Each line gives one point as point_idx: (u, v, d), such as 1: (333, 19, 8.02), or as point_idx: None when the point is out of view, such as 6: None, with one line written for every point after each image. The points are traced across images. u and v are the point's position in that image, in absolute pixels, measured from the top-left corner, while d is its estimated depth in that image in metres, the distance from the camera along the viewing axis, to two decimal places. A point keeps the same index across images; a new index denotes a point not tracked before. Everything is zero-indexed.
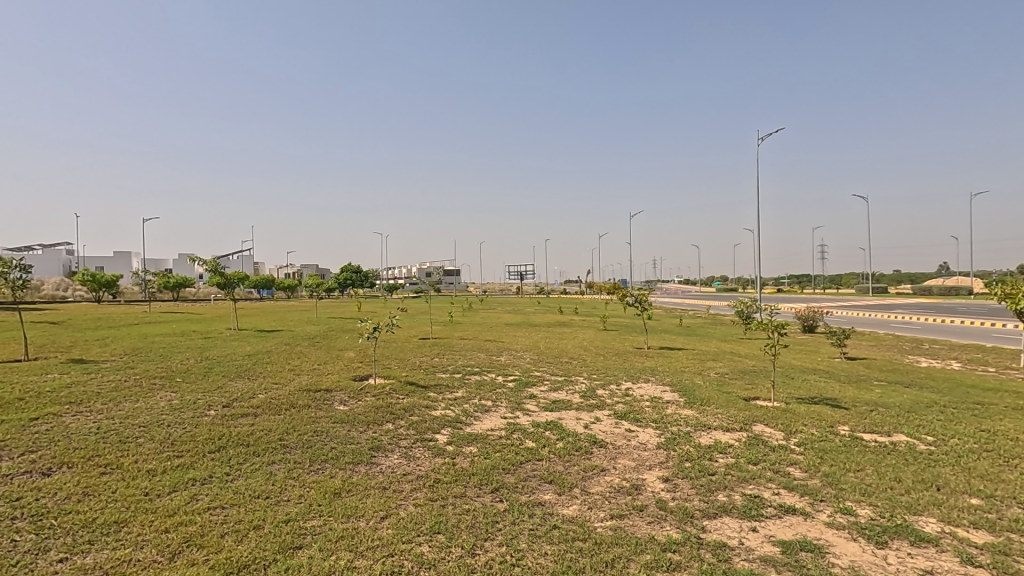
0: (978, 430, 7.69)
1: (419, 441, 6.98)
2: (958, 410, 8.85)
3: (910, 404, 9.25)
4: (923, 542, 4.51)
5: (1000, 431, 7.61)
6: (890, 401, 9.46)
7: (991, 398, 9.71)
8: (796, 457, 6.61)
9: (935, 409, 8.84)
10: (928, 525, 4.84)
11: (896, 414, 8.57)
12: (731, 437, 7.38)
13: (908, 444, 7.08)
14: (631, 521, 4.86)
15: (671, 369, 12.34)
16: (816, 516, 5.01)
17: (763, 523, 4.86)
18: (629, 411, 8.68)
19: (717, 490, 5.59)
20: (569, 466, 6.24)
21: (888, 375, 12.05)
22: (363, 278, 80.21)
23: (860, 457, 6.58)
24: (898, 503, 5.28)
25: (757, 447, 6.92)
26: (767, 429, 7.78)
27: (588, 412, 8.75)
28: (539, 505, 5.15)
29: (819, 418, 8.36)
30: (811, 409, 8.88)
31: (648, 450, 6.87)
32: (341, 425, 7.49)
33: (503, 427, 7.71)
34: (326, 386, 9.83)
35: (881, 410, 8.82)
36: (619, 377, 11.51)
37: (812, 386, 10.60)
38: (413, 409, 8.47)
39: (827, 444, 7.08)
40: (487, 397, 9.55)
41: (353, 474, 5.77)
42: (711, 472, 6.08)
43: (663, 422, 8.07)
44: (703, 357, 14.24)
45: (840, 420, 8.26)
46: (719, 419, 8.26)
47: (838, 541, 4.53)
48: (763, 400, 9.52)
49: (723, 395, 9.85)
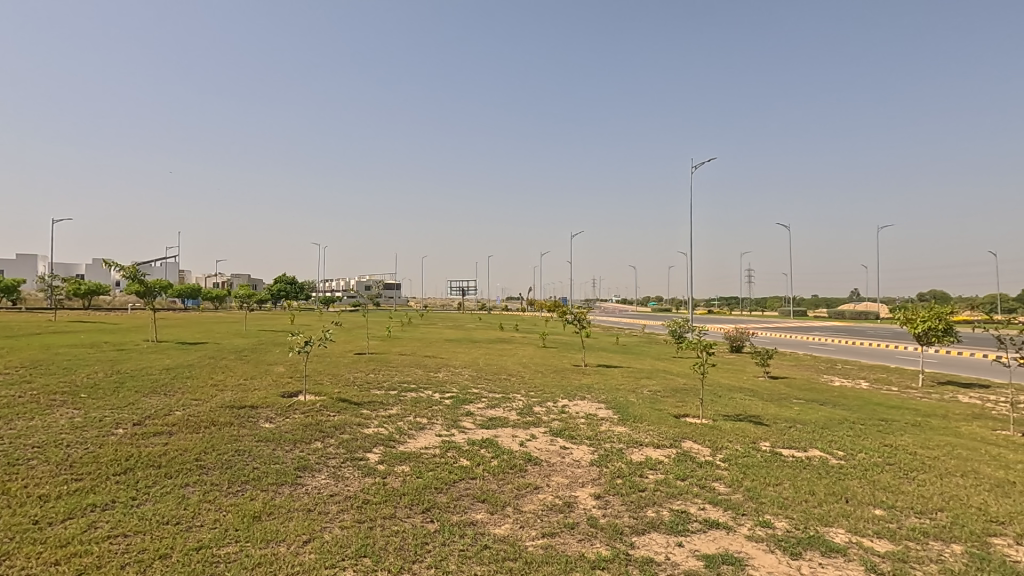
0: (882, 445, 8.29)
1: (349, 460, 6.74)
2: (865, 426, 9.52)
3: (823, 421, 9.82)
4: (833, 552, 4.78)
5: (901, 446, 8.24)
6: (807, 418, 10.03)
7: (893, 415, 10.53)
8: (721, 472, 6.88)
9: (846, 426, 9.47)
10: (838, 535, 5.14)
11: (812, 430, 9.11)
12: (661, 453, 7.59)
13: (821, 459, 7.53)
14: (561, 539, 4.87)
15: (607, 387, 12.59)
16: (737, 530, 5.21)
17: (689, 538, 5.00)
18: (564, 429, 8.76)
19: (646, 505, 5.72)
20: (503, 485, 6.20)
21: (806, 394, 12.81)
22: (298, 291, 77.27)
23: (779, 472, 6.93)
24: (811, 515, 5.59)
25: (685, 463, 7.14)
26: (695, 446, 8.08)
27: (524, 429, 8.75)
28: (471, 525, 5.07)
29: (743, 434, 8.77)
30: (736, 426, 9.29)
31: (582, 467, 6.94)
32: (265, 444, 7.11)
33: (438, 445, 7.57)
34: (251, 403, 9.34)
35: (798, 427, 9.34)
36: (556, 394, 11.61)
37: (737, 404, 11.12)
38: (344, 427, 8.17)
39: (750, 459, 7.43)
40: (422, 414, 9.35)
41: (276, 497, 5.47)
42: (641, 488, 6.21)
43: (597, 439, 8.19)
44: (637, 374, 14.66)
45: (762, 436, 8.70)
46: (650, 435, 8.50)
47: (757, 553, 4.72)
48: (693, 418, 9.85)
49: (655, 412, 10.16)
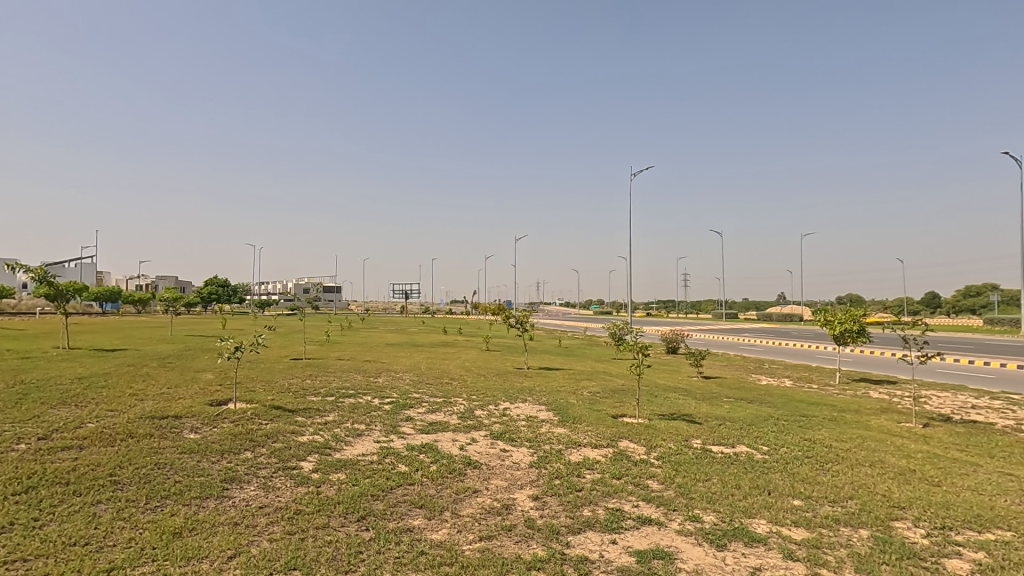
0: (802, 439, 8.84)
1: (281, 470, 6.49)
2: (787, 422, 10.12)
3: (751, 418, 10.35)
4: (754, 542, 5.05)
5: (818, 440, 8.81)
6: (736, 415, 10.55)
7: (812, 411, 11.25)
8: (655, 470, 7.12)
9: (770, 422, 10.03)
10: (760, 526, 5.43)
11: (739, 427, 9.59)
12: (599, 453, 7.77)
13: (747, 454, 7.94)
14: (499, 542, 4.89)
15: (548, 389, 12.76)
16: (668, 525, 5.40)
17: (623, 535, 5.14)
18: (505, 431, 8.79)
19: (583, 505, 5.83)
20: (441, 489, 6.15)
21: (735, 393, 13.47)
22: (231, 294, 73.70)
23: (708, 468, 7.25)
24: (737, 508, 5.88)
25: (621, 462, 7.34)
26: (631, 444, 8.32)
27: (465, 433, 8.71)
28: (407, 532, 5.00)
29: (676, 432, 9.11)
30: (670, 424, 9.64)
31: (521, 469, 6.99)
32: (189, 456, 6.73)
33: (375, 452, 7.42)
34: (175, 412, 8.81)
35: (727, 424, 9.81)
36: (498, 397, 11.64)
37: (672, 403, 11.55)
38: (276, 436, 7.85)
39: (682, 456, 7.73)
40: (360, 420, 9.13)
41: (199, 511, 5.19)
42: (578, 488, 6.33)
43: (536, 441, 8.28)
44: (578, 376, 14.94)
45: (694, 434, 9.07)
46: (588, 436, 8.67)
47: (685, 547, 4.92)
48: (630, 418, 10.14)
49: (594, 413, 10.38)
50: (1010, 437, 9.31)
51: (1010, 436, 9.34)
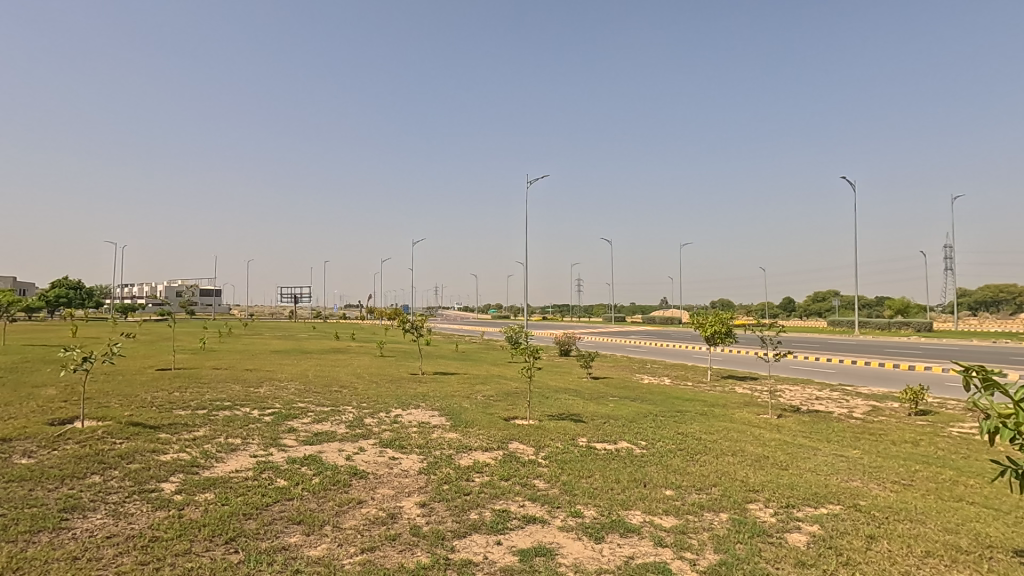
0: (676, 433, 9.57)
1: (137, 493, 5.84)
2: (664, 418, 10.91)
3: (632, 416, 11.01)
4: (629, 532, 5.36)
5: (690, 433, 9.59)
6: (619, 413, 11.18)
7: (687, 406, 12.22)
8: (541, 469, 7.33)
9: (649, 418, 10.75)
10: (635, 517, 5.78)
11: (622, 424, 10.17)
12: (488, 456, 7.85)
13: (627, 449, 8.44)
14: (382, 552, 4.77)
15: (442, 394, 12.68)
16: (550, 522, 5.58)
17: (507, 535, 5.23)
18: (395, 439, 8.59)
19: (470, 509, 5.85)
20: (323, 503, 5.87)
21: (620, 392, 14.28)
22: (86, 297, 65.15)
23: (592, 464, 7.60)
24: (615, 501, 6.22)
25: (510, 464, 7.46)
26: (520, 446, 8.50)
27: (352, 442, 8.40)
28: (282, 550, 4.71)
29: (564, 431, 9.46)
30: (558, 424, 9.98)
31: (409, 476, 6.87)
32: (19, 485, 5.83)
33: (251, 467, 6.91)
34: (2, 435, 7.59)
35: (611, 421, 10.37)
36: (389, 404, 11.36)
37: (562, 404, 11.97)
38: (133, 455, 7.04)
39: (568, 455, 8.03)
40: (236, 434, 8.46)
41: (28, 547, 4.51)
42: (466, 492, 6.35)
43: (427, 447, 8.19)
44: (473, 380, 15.00)
45: (580, 432, 9.47)
46: (479, 439, 8.73)
47: (566, 542, 5.11)
48: (521, 420, 10.36)
49: (486, 416, 10.48)
50: (844, 423, 10.76)
51: (843, 422, 10.79)
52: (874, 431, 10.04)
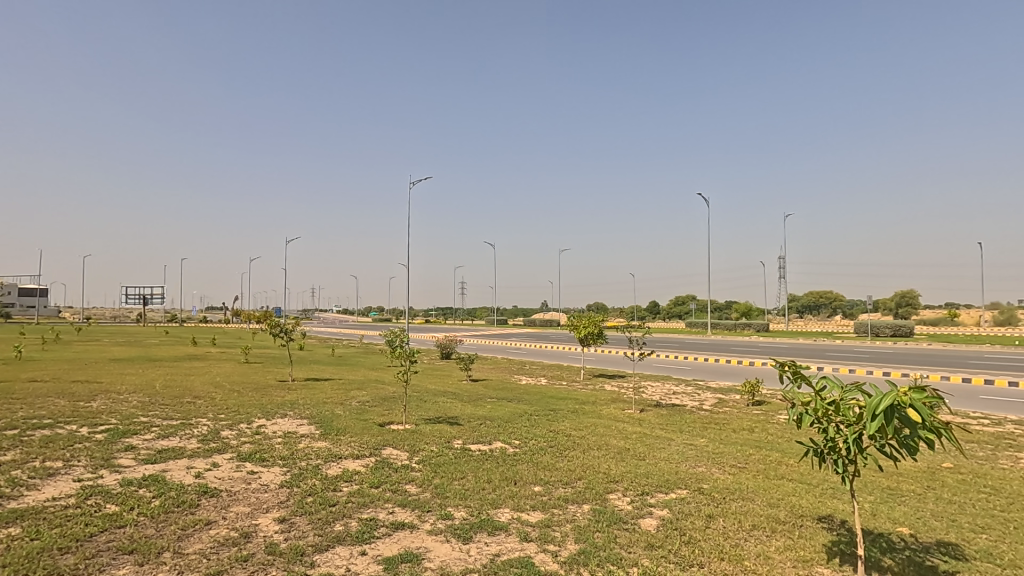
0: (548, 431, 9.95)
1: None
2: (538, 416, 11.30)
3: (508, 416, 11.24)
4: (496, 530, 5.47)
5: (561, 430, 10.04)
6: (496, 414, 11.38)
7: (560, 405, 12.78)
8: (414, 474, 7.22)
9: (524, 418, 11.07)
10: (503, 515, 5.91)
11: (497, 425, 10.36)
12: (359, 464, 7.57)
13: (501, 449, 8.60)
14: None
15: (313, 401, 12.01)
16: (419, 527, 5.52)
17: (373, 544, 5.08)
18: (255, 451, 7.96)
19: (334, 520, 5.59)
20: (163, 527, 5.27)
21: (498, 393, 14.55)
22: None
23: (465, 466, 7.65)
24: (486, 501, 6.31)
25: (381, 471, 7.25)
26: (394, 452, 8.30)
27: (204, 458, 7.64)
28: None
29: (440, 435, 9.42)
30: (434, 428, 9.91)
31: (269, 491, 6.41)
32: None
33: (74, 494, 6.00)
34: None
35: (487, 422, 10.52)
36: (252, 414, 10.52)
37: (439, 407, 11.91)
38: None
39: (442, 458, 8.00)
40: (56, 456, 7.31)
41: None
42: (332, 503, 6.06)
43: (291, 458, 7.69)
44: (348, 386, 14.40)
45: (456, 435, 9.48)
46: (350, 447, 8.39)
47: (434, 545, 5.08)
48: (396, 425, 10.13)
49: (360, 422, 10.11)
50: (695, 414, 11.91)
51: (695, 414, 11.94)
52: (719, 421, 11.24)
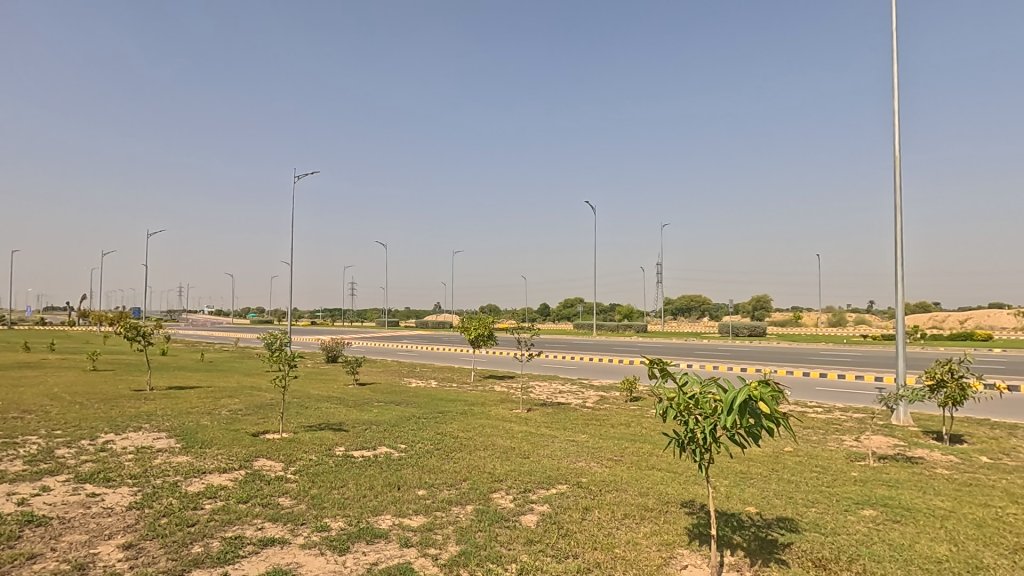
0: (436, 433, 9.86)
1: None
2: (427, 419, 11.16)
3: (395, 420, 10.98)
4: (376, 538, 5.30)
5: (449, 432, 9.99)
6: (382, 419, 11.06)
7: (449, 407, 12.73)
8: (289, 485, 6.79)
9: (411, 421, 10.88)
10: (383, 522, 5.75)
11: (383, 429, 10.07)
12: (225, 478, 6.97)
13: (385, 454, 8.38)
14: None
15: (175, 412, 10.86)
16: (291, 542, 5.20)
17: (237, 565, 4.69)
18: (99, 471, 7.03)
19: (193, 542, 5.09)
20: None
21: (386, 396, 14.17)
22: None
23: (346, 474, 7.34)
24: (366, 508, 6.10)
25: (251, 484, 6.74)
26: (267, 463, 7.75)
27: (31, 482, 6.59)
28: None
29: (320, 442, 8.96)
30: (315, 435, 9.40)
31: (113, 514, 5.68)
32: None
33: None
34: None
35: (372, 427, 10.19)
36: (97, 428, 9.27)
37: (321, 413, 11.34)
38: None
39: (321, 467, 7.61)
40: None
41: None
42: (191, 522, 5.52)
43: (144, 476, 6.89)
44: (218, 393, 13.22)
45: (338, 442, 9.07)
46: (217, 460, 7.70)
47: (307, 560, 4.81)
48: (272, 434, 9.47)
49: (229, 433, 9.31)
50: (578, 412, 12.45)
51: (578, 411, 12.48)
52: (600, 417, 11.85)
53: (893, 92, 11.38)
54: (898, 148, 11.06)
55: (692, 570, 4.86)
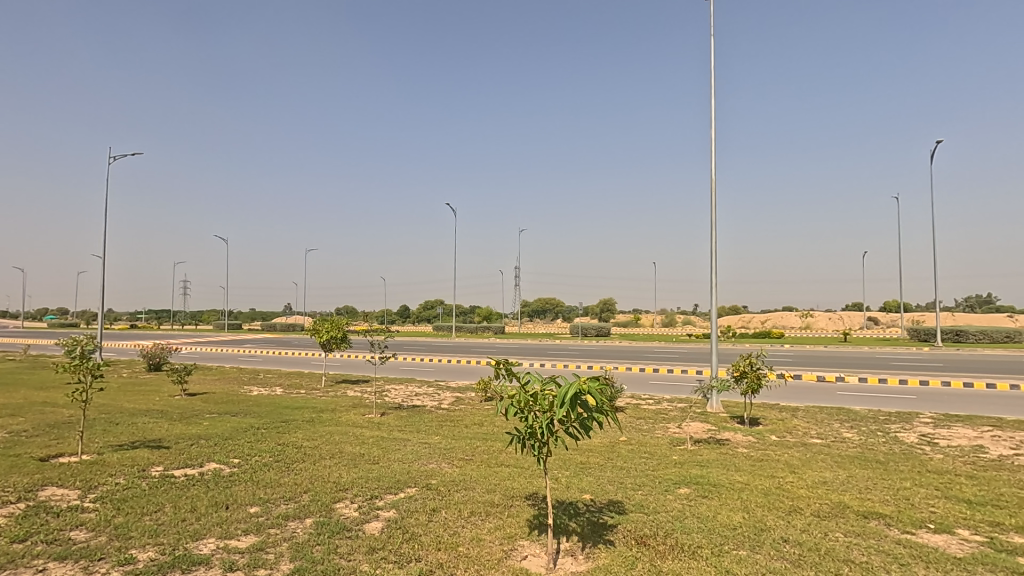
0: (276, 444, 9.14)
1: None
2: (266, 430, 10.29)
3: (229, 432, 9.96)
4: (194, 565, 4.75)
5: (291, 442, 9.32)
6: (213, 432, 9.97)
7: (293, 415, 11.89)
8: (85, 516, 5.81)
9: (248, 433, 9.96)
10: (205, 546, 5.17)
11: (214, 444, 9.08)
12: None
13: (214, 471, 7.56)
14: None
15: None
16: None
17: None
18: None
19: None
20: None
21: (220, 407, 12.81)
22: None
23: (162, 497, 6.48)
24: (184, 534, 5.44)
25: (33, 519, 5.64)
26: (58, 492, 6.55)
27: None
28: None
29: (132, 463, 7.80)
30: (125, 456, 8.17)
31: None
32: None
33: None
34: None
35: (200, 442, 9.14)
36: None
37: (136, 430, 9.89)
38: None
39: (130, 491, 6.62)
40: None
41: None
42: None
43: None
44: None
45: (155, 461, 7.98)
46: None
47: None
48: (66, 457, 8.02)
49: (6, 460, 7.70)
50: (433, 414, 12.40)
51: (433, 413, 12.43)
52: (454, 418, 11.90)
53: (710, 122, 13.07)
54: (714, 171, 12.73)
55: (531, 559, 5.08)
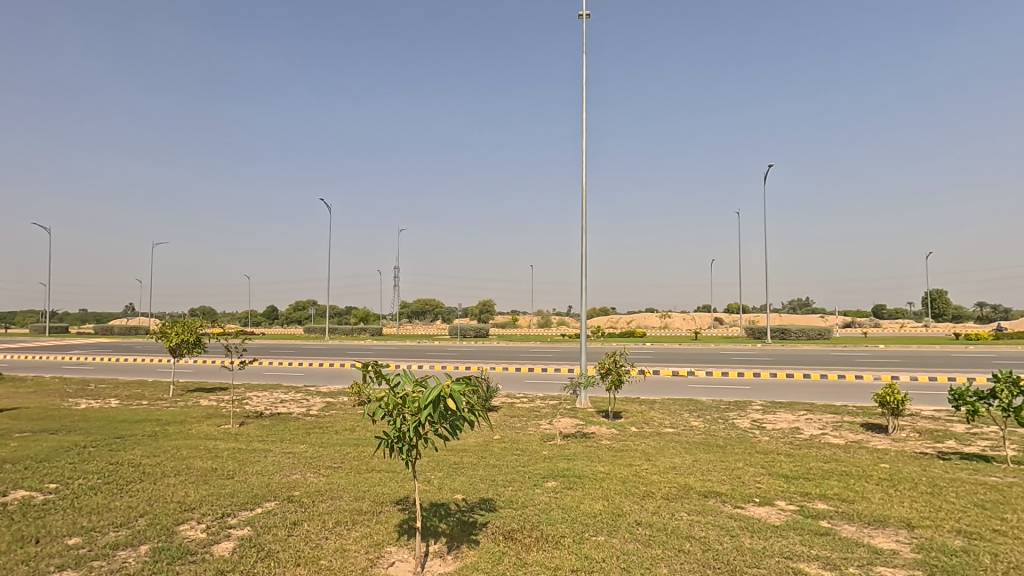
0: (107, 464, 8.00)
1: None
2: (95, 448, 8.96)
3: (44, 454, 8.52)
4: None
5: (127, 461, 8.22)
6: (23, 454, 8.46)
7: (131, 429, 10.49)
8: None
9: (71, 453, 8.60)
10: None
11: (23, 468, 7.71)
12: None
13: (22, 500, 6.41)
14: None
15: None
16: None
17: None
18: None
19: None
20: None
21: (36, 424, 10.92)
22: None
23: None
24: None
25: None
26: None
27: None
28: None
29: None
30: None
31: None
32: None
33: None
34: None
35: (4, 467, 7.70)
36: None
37: None
38: None
39: None
40: None
41: None
42: None
43: None
44: None
45: None
46: None
47: None
48: None
49: None
50: (299, 421, 11.65)
51: (300, 420, 11.69)
52: (323, 424, 11.29)
53: (583, 134, 13.83)
54: (585, 181, 13.49)
55: (398, 565, 4.98)
